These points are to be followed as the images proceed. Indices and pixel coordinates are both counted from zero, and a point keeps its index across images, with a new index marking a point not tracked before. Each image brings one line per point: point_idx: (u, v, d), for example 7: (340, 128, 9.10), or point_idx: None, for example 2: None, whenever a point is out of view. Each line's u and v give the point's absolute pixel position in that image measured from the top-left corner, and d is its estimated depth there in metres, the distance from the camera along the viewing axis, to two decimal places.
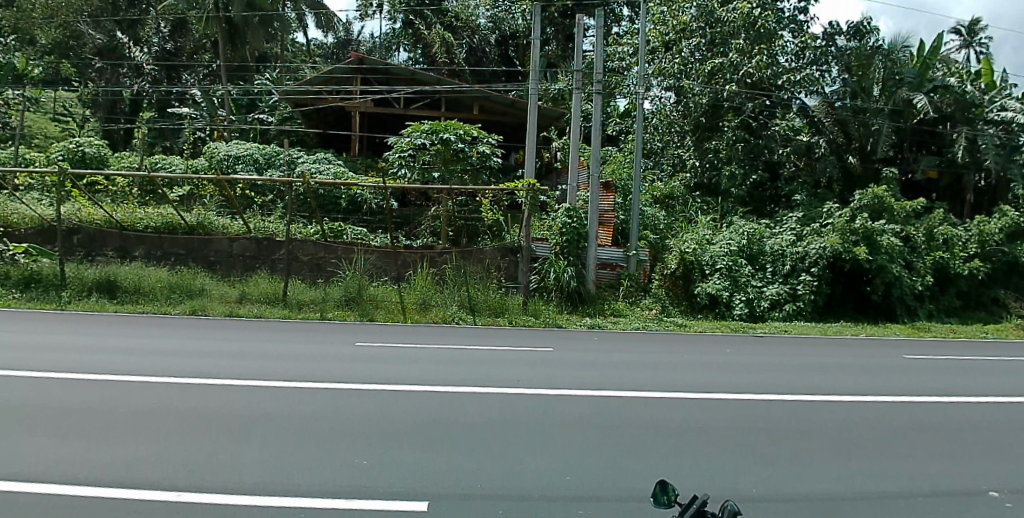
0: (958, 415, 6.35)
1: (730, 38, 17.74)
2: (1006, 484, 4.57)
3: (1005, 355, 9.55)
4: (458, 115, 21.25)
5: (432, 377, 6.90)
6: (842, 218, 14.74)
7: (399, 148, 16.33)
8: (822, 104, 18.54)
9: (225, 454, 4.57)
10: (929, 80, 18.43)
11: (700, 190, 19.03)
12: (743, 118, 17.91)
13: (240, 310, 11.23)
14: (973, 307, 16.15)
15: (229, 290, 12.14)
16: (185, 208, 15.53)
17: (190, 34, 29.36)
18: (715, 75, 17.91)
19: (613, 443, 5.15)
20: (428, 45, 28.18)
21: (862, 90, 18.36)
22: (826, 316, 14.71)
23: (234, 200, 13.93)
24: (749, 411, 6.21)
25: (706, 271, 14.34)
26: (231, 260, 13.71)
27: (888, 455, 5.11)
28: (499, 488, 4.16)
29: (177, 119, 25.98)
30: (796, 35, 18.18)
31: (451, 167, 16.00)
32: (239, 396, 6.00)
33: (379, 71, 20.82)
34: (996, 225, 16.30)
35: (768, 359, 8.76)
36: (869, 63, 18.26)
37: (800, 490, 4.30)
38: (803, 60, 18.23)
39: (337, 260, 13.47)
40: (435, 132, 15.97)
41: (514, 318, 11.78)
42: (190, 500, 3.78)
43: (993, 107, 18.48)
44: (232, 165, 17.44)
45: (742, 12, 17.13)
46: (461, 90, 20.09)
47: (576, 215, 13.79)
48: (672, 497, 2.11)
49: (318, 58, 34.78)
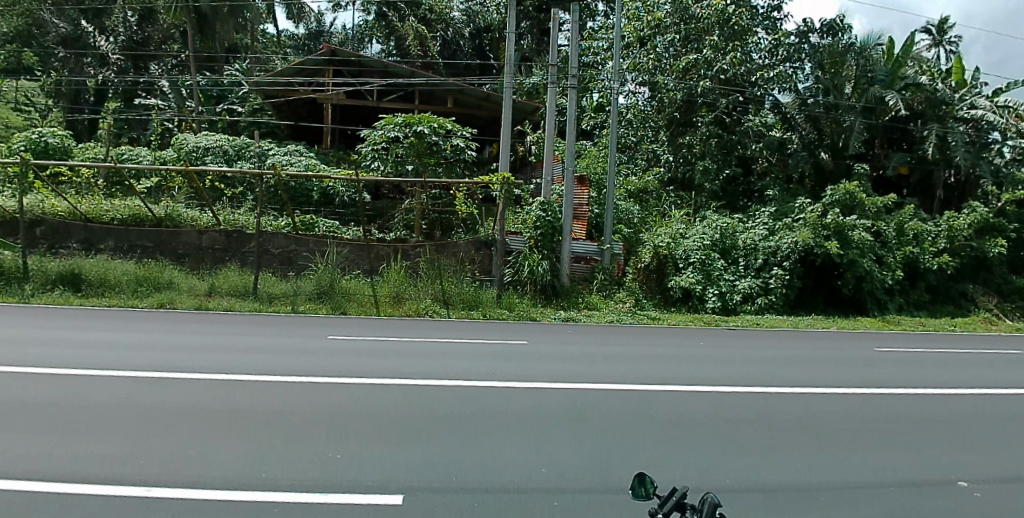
0: (930, 407, 6.46)
1: (704, 34, 18.04)
2: (976, 474, 4.66)
3: (969, 348, 9.74)
4: (432, 108, 21.11)
5: (405, 371, 6.85)
6: (815, 213, 14.88)
7: (372, 140, 16.16)
8: (794, 100, 18.80)
9: (196, 449, 4.51)
10: (901, 77, 18.56)
11: (673, 185, 19.17)
12: (715, 114, 18.23)
13: (210, 303, 11.12)
14: (941, 301, 16.48)
15: (199, 282, 12.00)
16: (153, 200, 15.29)
17: (159, 24, 28.74)
18: (689, 71, 18.24)
19: (590, 435, 5.17)
20: (401, 37, 27.92)
21: (836, 87, 18.46)
22: (797, 309, 14.89)
23: (205, 193, 13.74)
24: (724, 403, 6.25)
25: (679, 266, 14.43)
26: (200, 252, 13.51)
27: (861, 446, 5.19)
28: (477, 481, 4.15)
29: (145, 110, 25.58)
30: (770, 32, 18.46)
31: (425, 160, 15.91)
32: (209, 390, 5.92)
33: (351, 63, 20.70)
34: (967, 220, 16.31)
35: (739, 351, 8.83)
36: (842, 61, 18.48)
37: (774, 480, 4.35)
38: (776, 57, 18.50)
39: (309, 253, 13.29)
40: (409, 125, 15.84)
41: (489, 311, 11.77)
42: (159, 496, 3.72)
43: (964, 105, 18.50)
44: (201, 156, 17.19)
45: (716, 9, 17.54)
46: (435, 83, 20.02)
47: (550, 209, 13.80)
48: (651, 489, 2.24)
49: (289, 49, 33.50)
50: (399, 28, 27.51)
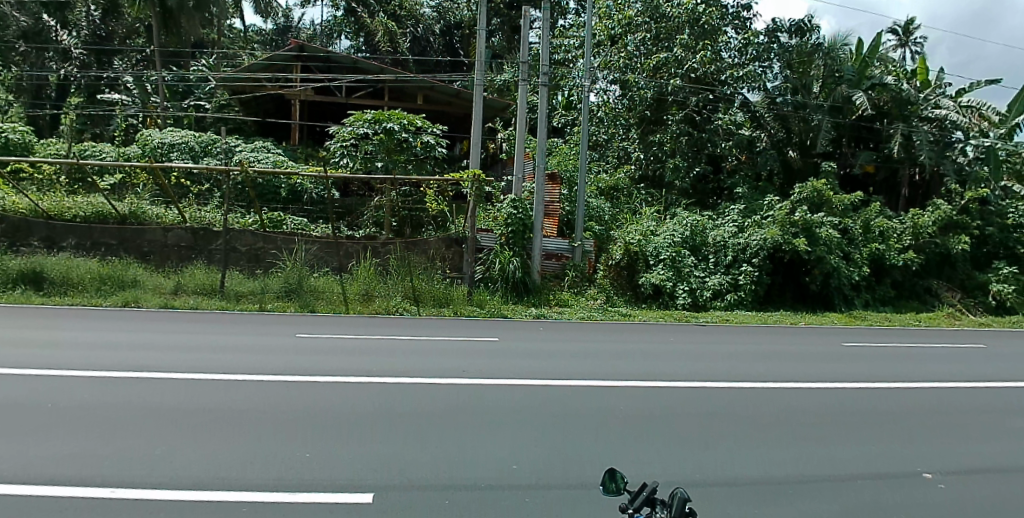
0: (894, 401, 6.59)
1: (676, 32, 18.20)
2: (939, 466, 4.77)
3: (930, 342, 9.98)
4: (401, 105, 21.06)
5: (372, 368, 6.82)
6: (783, 210, 15.17)
7: (342, 137, 16.18)
8: (763, 99, 18.86)
9: (163, 449, 4.45)
10: (869, 77, 18.71)
11: (644, 182, 19.29)
12: (686, 113, 18.38)
13: (175, 302, 10.95)
14: (907, 297, 16.80)
15: (165, 281, 11.83)
16: (116, 197, 15.06)
17: (123, 17, 28.58)
18: (661, 69, 18.26)
19: (561, 431, 5.19)
20: (370, 34, 27.66)
21: (803, 86, 18.87)
22: (766, 305, 15.02)
23: (170, 189, 13.53)
24: (694, 398, 6.32)
25: (650, 262, 14.53)
26: (166, 250, 13.34)
27: (829, 439, 5.28)
28: (448, 478, 4.16)
29: (108, 106, 24.99)
30: (740, 31, 18.65)
31: (394, 158, 15.79)
32: (174, 389, 5.83)
33: (319, 59, 20.54)
34: (930, 218, 16.80)
35: (707, 346, 8.93)
36: (810, 61, 18.79)
37: (743, 475, 4.41)
38: (746, 57, 18.75)
39: (277, 250, 13.11)
40: (378, 122, 15.95)
41: (460, 308, 11.77)
42: (122, 497, 3.66)
43: (928, 105, 18.81)
44: (167, 153, 16.92)
45: (687, 8, 17.71)
46: (405, 79, 19.84)
47: (520, 206, 13.89)
48: (622, 484, 2.03)
49: (256, 44, 32.91)
50: (368, 24, 27.42)
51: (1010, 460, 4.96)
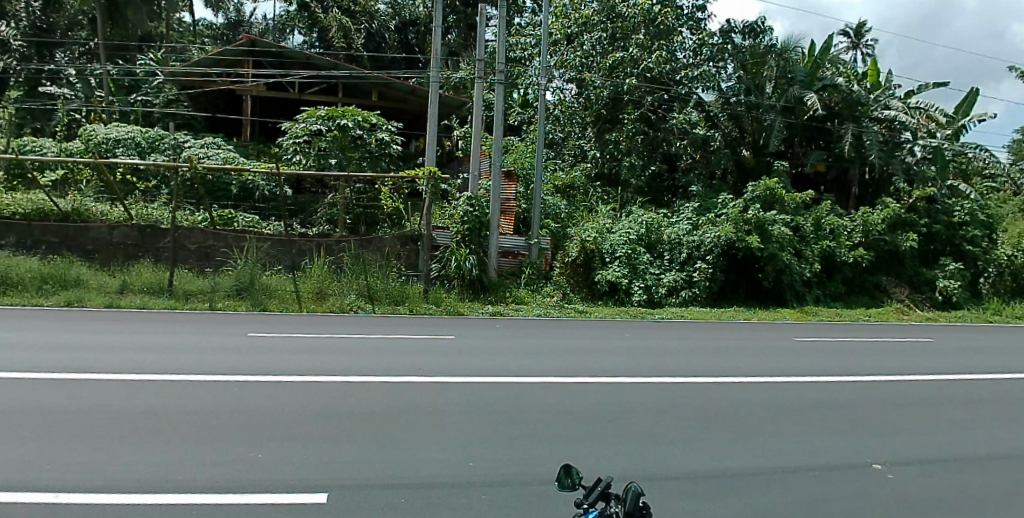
0: (844, 393, 6.77)
1: (630, 33, 18.48)
2: (888, 457, 4.92)
3: (879, 336, 10.29)
4: (355, 101, 20.92)
5: (328, 367, 6.76)
6: (737, 209, 15.50)
7: (293, 133, 15.85)
8: (717, 99, 19.38)
9: (106, 452, 4.36)
10: (819, 79, 18.88)
11: (600, 180, 19.56)
12: (641, 112, 18.72)
13: (121, 301, 10.74)
14: (857, 292, 17.27)
15: (109, 279, 11.54)
16: (57, 193, 14.57)
17: (65, 9, 27.42)
18: (616, 69, 18.49)
19: (517, 428, 5.23)
20: (324, 29, 27.54)
21: (756, 87, 19.09)
22: (719, 302, 15.31)
23: (116, 187, 13.22)
24: (649, 393, 6.41)
25: (606, 260, 14.71)
26: (111, 248, 12.99)
27: (780, 432, 5.41)
28: (403, 476, 4.14)
29: (50, 99, 24.35)
30: (695, 32, 18.96)
31: (348, 154, 15.78)
32: (122, 391, 5.70)
33: (272, 54, 20.25)
34: (880, 216, 17.42)
35: (662, 342, 9.06)
36: (763, 61, 18.92)
37: (697, 468, 4.50)
38: (700, 57, 19.12)
39: (227, 248, 12.90)
40: (331, 119, 15.72)
41: (416, 306, 11.79)
42: (66, 502, 3.56)
43: (878, 106, 19.32)
44: (111, 148, 16.51)
45: (643, 8, 18.01)
46: (359, 76, 19.80)
47: (478, 204, 13.79)
48: (577, 480, 1.90)
49: (206, 38, 32.00)
50: (322, 20, 27.26)
51: (954, 451, 5.14)
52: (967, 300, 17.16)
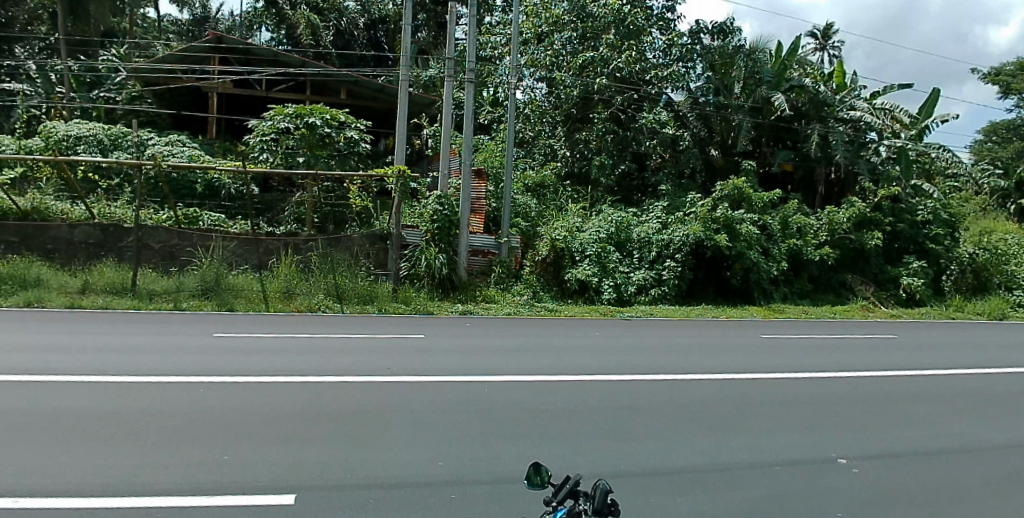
0: (811, 389, 6.92)
1: (601, 32, 18.61)
2: (851, 452, 5.03)
3: (843, 333, 10.53)
4: (322, 99, 20.72)
5: (297, 367, 6.73)
6: (705, 208, 15.73)
7: (260, 131, 15.77)
8: (687, 98, 19.43)
9: (68, 455, 4.29)
10: (787, 80, 19.37)
11: (570, 178, 19.70)
12: (611, 111, 18.83)
13: (82, 302, 10.56)
14: (823, 290, 17.58)
15: (70, 279, 11.32)
16: (15, 191, 14.17)
17: (24, 3, 26.49)
18: (587, 68, 18.57)
19: (488, 427, 5.26)
20: (292, 26, 27.34)
21: (725, 87, 19.17)
22: (689, 300, 15.55)
23: (76, 185, 12.95)
24: (619, 390, 6.48)
25: (576, 258, 14.82)
26: (72, 247, 12.64)
27: (746, 428, 5.51)
28: (371, 476, 4.14)
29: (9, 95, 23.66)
30: (665, 32, 19.05)
31: (316, 152, 15.60)
32: (85, 394, 5.61)
33: (238, 51, 20.23)
34: (844, 215, 17.82)
35: (632, 340, 9.17)
36: (732, 63, 19.01)
37: (665, 465, 4.56)
38: (670, 57, 19.08)
39: (193, 248, 12.67)
40: (300, 116, 15.60)
41: (385, 305, 11.78)
42: (25, 506, 3.49)
43: (843, 107, 19.71)
44: (72, 145, 16.19)
45: (613, 8, 18.18)
46: (327, 73, 19.67)
47: (446, 203, 13.82)
48: (546, 478, 1.85)
49: (171, 34, 31.68)
50: (290, 17, 27.02)
51: (914, 445, 5.28)
52: (930, 298, 17.64)
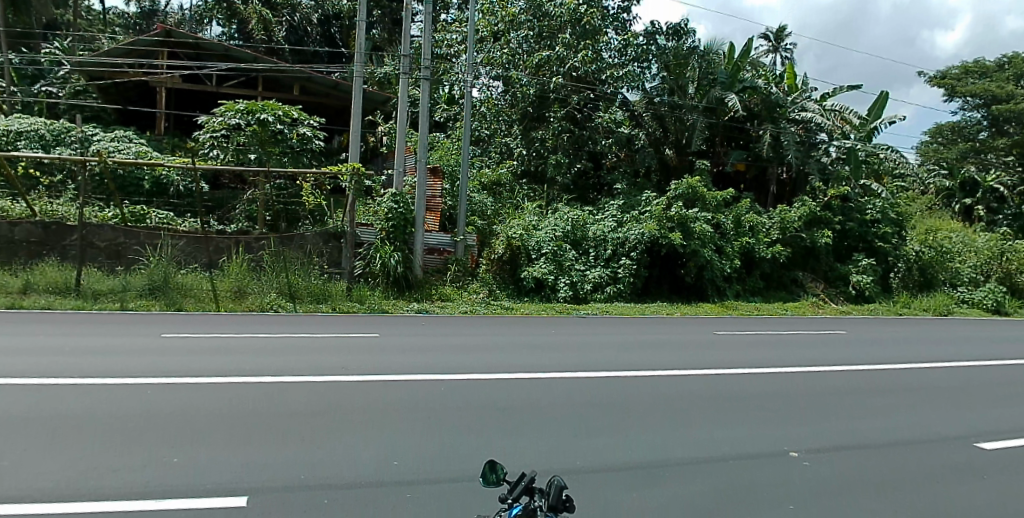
0: (764, 384, 7.10)
1: (557, 31, 18.95)
2: (801, 445, 5.19)
3: (793, 328, 10.84)
4: (277, 95, 20.47)
5: (249, 368, 6.65)
6: (660, 206, 16.00)
7: (211, 127, 15.40)
8: (642, 98, 19.79)
9: (7, 461, 4.16)
10: (740, 80, 19.47)
11: (526, 177, 19.84)
12: (567, 109, 19.09)
13: (23, 302, 10.25)
14: (775, 286, 18.04)
15: (8, 279, 10.94)
16: None
17: None
18: (543, 67, 18.78)
19: (445, 426, 5.27)
20: (245, 21, 26.87)
21: (679, 87, 19.46)
22: (644, 297, 15.82)
23: (16, 182, 12.52)
24: (577, 388, 6.56)
25: (532, 256, 15.02)
26: (12, 246, 12.18)
27: (699, 423, 5.63)
28: (327, 477, 4.13)
29: None
30: (619, 32, 19.50)
31: (268, 149, 15.38)
32: (24, 398, 5.43)
33: (188, 45, 19.79)
34: (796, 214, 18.31)
35: (588, 338, 9.28)
36: (686, 63, 19.28)
37: (620, 460, 4.64)
38: (626, 57, 19.69)
39: (140, 246, 12.38)
40: (251, 112, 15.32)
41: (339, 305, 11.70)
42: None
43: (795, 107, 20.07)
44: (13, 140, 15.66)
45: (568, 8, 18.54)
46: (281, 69, 19.44)
47: (402, 201, 13.78)
48: (501, 474, 1.78)
49: (116, 27, 30.83)
50: (242, 11, 26.53)
51: (860, 438, 5.46)
52: (878, 294, 18.21)
